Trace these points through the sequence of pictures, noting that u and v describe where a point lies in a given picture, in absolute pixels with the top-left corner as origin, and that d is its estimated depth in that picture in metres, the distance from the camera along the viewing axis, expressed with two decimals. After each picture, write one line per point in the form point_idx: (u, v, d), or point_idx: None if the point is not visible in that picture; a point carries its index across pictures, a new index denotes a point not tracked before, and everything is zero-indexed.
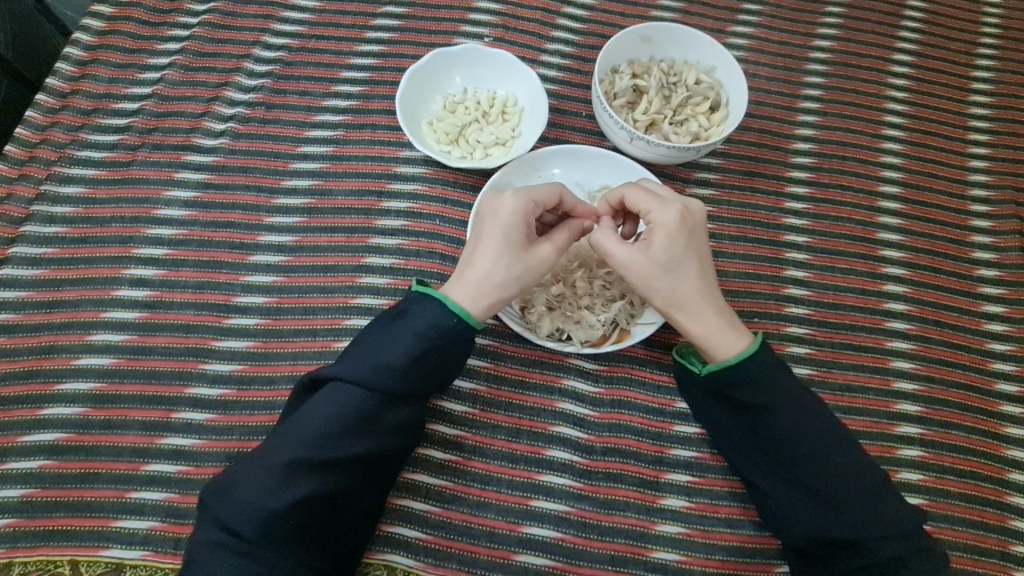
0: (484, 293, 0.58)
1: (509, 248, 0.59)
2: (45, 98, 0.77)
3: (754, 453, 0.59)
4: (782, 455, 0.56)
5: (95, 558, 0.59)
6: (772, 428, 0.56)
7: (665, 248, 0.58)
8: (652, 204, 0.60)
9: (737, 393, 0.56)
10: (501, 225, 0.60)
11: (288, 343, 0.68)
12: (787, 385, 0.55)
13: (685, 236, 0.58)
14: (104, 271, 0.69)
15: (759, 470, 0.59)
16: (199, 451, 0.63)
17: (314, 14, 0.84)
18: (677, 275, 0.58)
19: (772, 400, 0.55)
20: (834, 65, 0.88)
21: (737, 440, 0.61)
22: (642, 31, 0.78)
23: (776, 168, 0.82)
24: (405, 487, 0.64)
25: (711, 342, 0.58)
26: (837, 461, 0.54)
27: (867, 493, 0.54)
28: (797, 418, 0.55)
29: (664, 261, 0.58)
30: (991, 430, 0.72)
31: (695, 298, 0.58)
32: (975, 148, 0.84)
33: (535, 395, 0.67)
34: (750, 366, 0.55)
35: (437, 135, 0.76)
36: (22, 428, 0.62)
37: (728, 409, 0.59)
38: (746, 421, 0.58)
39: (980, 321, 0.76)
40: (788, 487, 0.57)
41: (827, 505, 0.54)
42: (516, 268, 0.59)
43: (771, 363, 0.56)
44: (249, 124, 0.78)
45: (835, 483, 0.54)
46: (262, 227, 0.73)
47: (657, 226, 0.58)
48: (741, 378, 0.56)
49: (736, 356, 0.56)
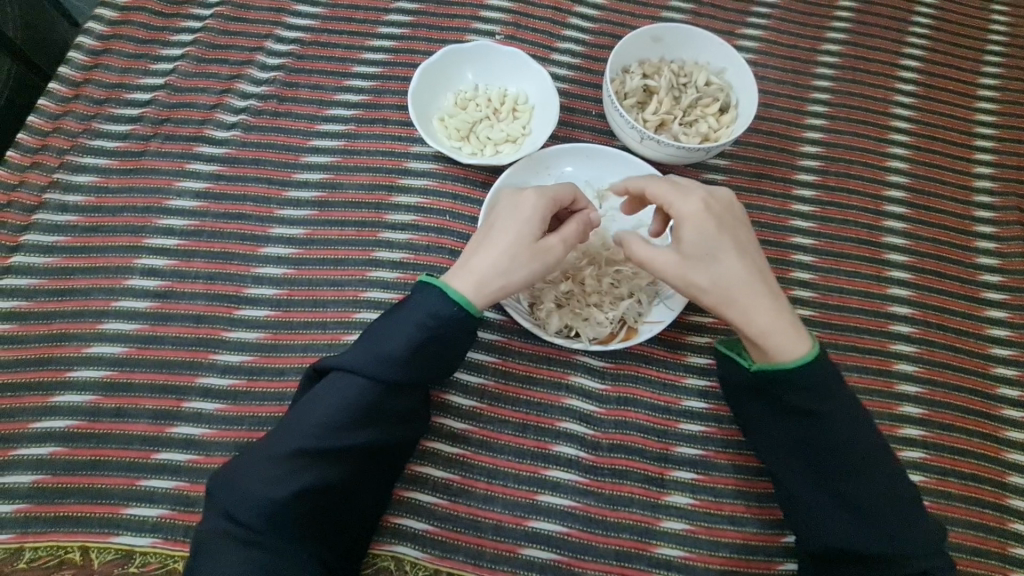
0: (487, 286, 0.59)
1: (519, 245, 0.60)
2: (57, 87, 0.77)
3: (792, 458, 0.59)
4: (824, 460, 0.56)
5: (105, 544, 0.59)
6: (821, 436, 0.55)
7: (698, 244, 0.58)
8: (676, 201, 0.60)
9: (788, 397, 0.56)
10: (515, 220, 0.61)
11: (298, 335, 0.68)
12: (839, 392, 0.55)
13: (715, 226, 0.59)
14: (116, 260, 0.70)
15: (795, 474, 0.59)
16: (208, 440, 0.63)
17: (326, 9, 0.84)
18: (720, 268, 0.58)
19: (824, 407, 0.55)
20: (842, 69, 0.88)
21: (776, 443, 0.60)
22: (653, 31, 0.79)
23: (783, 171, 0.82)
24: (412, 479, 0.64)
25: (774, 338, 0.56)
26: (878, 471, 0.54)
27: (901, 505, 0.54)
28: (849, 424, 0.55)
29: (702, 256, 0.58)
30: (991, 433, 0.73)
31: (749, 293, 0.57)
32: (980, 155, 0.85)
33: (541, 390, 0.68)
34: (808, 370, 0.55)
35: (448, 131, 0.77)
36: (32, 414, 0.63)
37: (773, 411, 0.59)
38: (791, 423, 0.57)
39: (983, 325, 0.77)
40: (823, 494, 0.56)
41: (860, 516, 0.54)
42: (525, 263, 0.60)
43: (827, 371, 0.55)
44: (261, 117, 0.78)
45: (874, 495, 0.54)
46: (273, 219, 0.73)
47: (687, 222, 0.59)
48: (798, 381, 0.55)
49: (800, 356, 0.55)
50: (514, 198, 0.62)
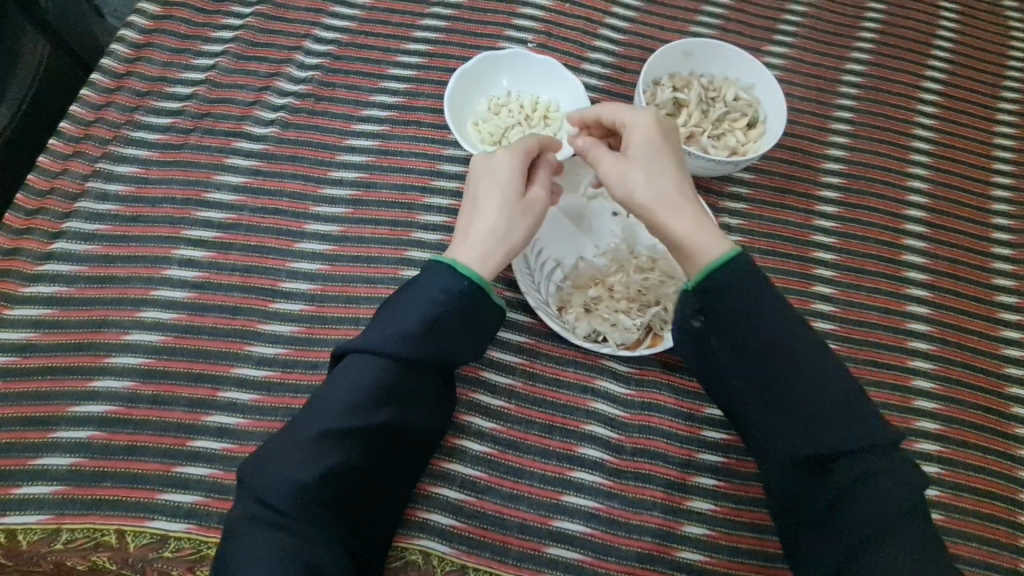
0: (489, 255, 0.60)
1: (511, 204, 0.62)
2: (100, 78, 0.78)
3: (738, 379, 0.56)
4: (762, 371, 0.54)
5: (141, 528, 0.60)
6: (756, 343, 0.53)
7: (643, 149, 0.60)
8: (626, 115, 0.63)
9: (722, 306, 0.53)
10: (501, 184, 0.62)
11: (331, 330, 0.69)
12: (764, 293, 0.53)
13: (660, 138, 0.61)
14: (155, 250, 0.71)
15: (745, 397, 0.56)
16: (242, 430, 0.64)
17: (364, 11, 0.86)
18: (657, 174, 0.59)
19: (754, 309, 0.53)
20: (865, 89, 0.90)
21: (721, 366, 0.57)
22: (684, 45, 0.81)
23: (807, 186, 0.84)
24: (439, 475, 0.65)
25: (695, 240, 0.55)
26: (816, 374, 0.52)
27: (843, 407, 0.52)
28: (779, 327, 0.53)
29: (645, 160, 0.59)
30: (1005, 451, 0.74)
31: (682, 197, 0.58)
32: (998, 177, 0.87)
33: (567, 393, 0.69)
34: (732, 268, 0.53)
35: (481, 135, 0.78)
36: (71, 398, 0.64)
37: (713, 332, 0.55)
38: (727, 336, 0.54)
39: (998, 345, 0.79)
40: (775, 411, 0.54)
41: (812, 423, 0.52)
42: (523, 223, 0.62)
43: (749, 269, 0.53)
44: (299, 115, 0.80)
45: (817, 397, 0.52)
46: (309, 215, 0.75)
47: (636, 130, 0.61)
48: (726, 280, 0.53)
49: (720, 254, 0.54)
50: (489, 162, 0.63)
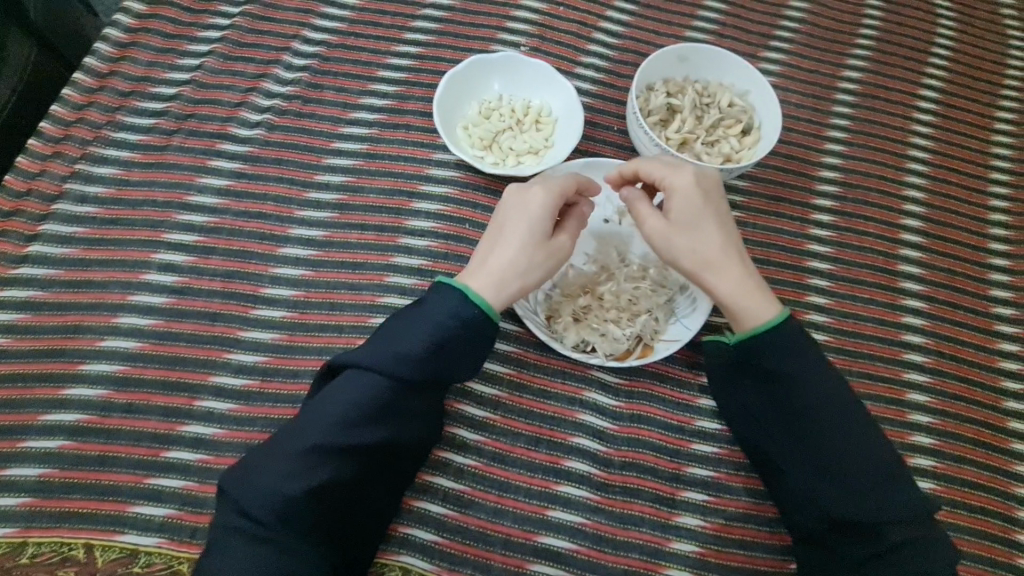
0: (504, 286, 0.59)
1: (532, 242, 0.60)
2: (83, 78, 0.77)
3: (773, 430, 0.60)
4: (800, 427, 0.57)
5: (109, 543, 0.58)
6: (795, 401, 0.57)
7: (685, 213, 0.60)
8: (666, 172, 0.62)
9: (762, 364, 0.58)
10: (527, 218, 0.61)
11: (313, 337, 0.68)
12: (811, 358, 0.57)
13: (700, 198, 0.61)
14: (133, 254, 0.69)
15: (777, 447, 0.60)
16: (219, 441, 0.63)
17: (354, 12, 0.85)
18: (700, 239, 0.60)
19: (796, 370, 0.56)
20: (862, 96, 0.89)
21: (758, 417, 0.61)
22: (679, 51, 0.79)
23: (802, 195, 0.83)
24: (422, 489, 0.63)
25: (741, 305, 0.59)
26: (855, 435, 0.55)
27: (883, 472, 0.54)
28: (821, 388, 0.56)
29: (686, 224, 0.60)
30: (1002, 467, 0.72)
31: (727, 260, 0.60)
32: (996, 188, 0.86)
33: (555, 404, 0.68)
34: (775, 334, 0.57)
35: (471, 139, 0.77)
36: (43, 406, 0.62)
37: (753, 385, 0.60)
38: (770, 391, 0.58)
39: (995, 358, 0.77)
40: (806, 465, 0.57)
41: (844, 482, 0.54)
42: (541, 262, 0.61)
43: (797, 336, 0.57)
44: (285, 117, 0.78)
45: (853, 458, 0.55)
46: (293, 220, 0.73)
47: (676, 192, 0.61)
48: (770, 343, 0.57)
49: (770, 319, 0.57)
50: (520, 194, 0.62)
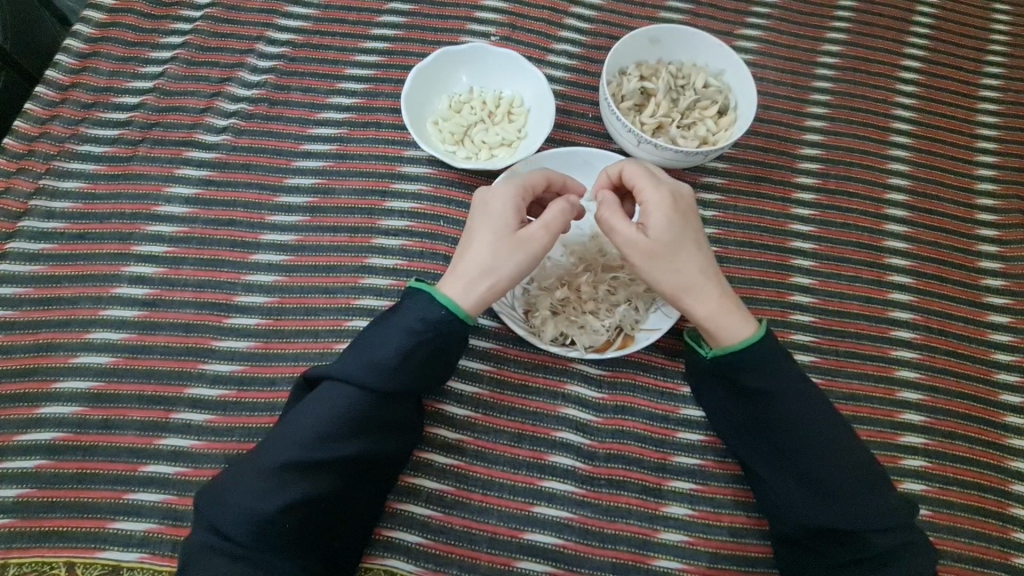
0: (470, 279, 0.57)
1: (499, 237, 0.58)
2: (44, 91, 0.76)
3: (752, 439, 0.59)
4: (779, 441, 0.56)
5: (91, 560, 0.59)
6: (772, 413, 0.56)
7: (666, 231, 0.58)
8: (649, 184, 0.60)
9: (742, 377, 0.57)
10: (489, 215, 0.59)
11: (289, 344, 0.67)
12: (789, 370, 0.56)
13: (681, 219, 0.59)
14: (104, 268, 0.69)
15: (758, 457, 0.59)
16: (197, 452, 0.63)
17: (319, 10, 0.83)
18: (681, 259, 0.58)
19: (775, 385, 0.56)
20: (842, 70, 0.87)
21: (737, 426, 0.60)
22: (650, 33, 0.77)
23: (783, 174, 0.81)
24: (405, 491, 0.63)
25: (719, 324, 0.57)
26: (836, 448, 0.55)
27: (861, 483, 0.54)
28: (799, 404, 0.55)
29: (669, 244, 0.58)
30: (994, 442, 0.71)
31: (703, 280, 0.58)
32: (982, 157, 0.84)
33: (537, 399, 0.67)
34: (755, 350, 0.56)
35: (442, 135, 0.75)
36: (18, 427, 0.62)
37: (731, 394, 0.60)
38: (747, 404, 0.58)
39: (985, 330, 0.76)
40: (785, 474, 0.56)
41: (822, 495, 0.54)
42: (507, 255, 0.57)
43: (774, 351, 0.56)
44: (251, 121, 0.77)
45: (833, 472, 0.54)
46: (264, 225, 0.72)
47: (652, 210, 0.59)
48: (746, 362, 0.56)
49: (746, 339, 0.56)
50: (483, 194, 0.61)
